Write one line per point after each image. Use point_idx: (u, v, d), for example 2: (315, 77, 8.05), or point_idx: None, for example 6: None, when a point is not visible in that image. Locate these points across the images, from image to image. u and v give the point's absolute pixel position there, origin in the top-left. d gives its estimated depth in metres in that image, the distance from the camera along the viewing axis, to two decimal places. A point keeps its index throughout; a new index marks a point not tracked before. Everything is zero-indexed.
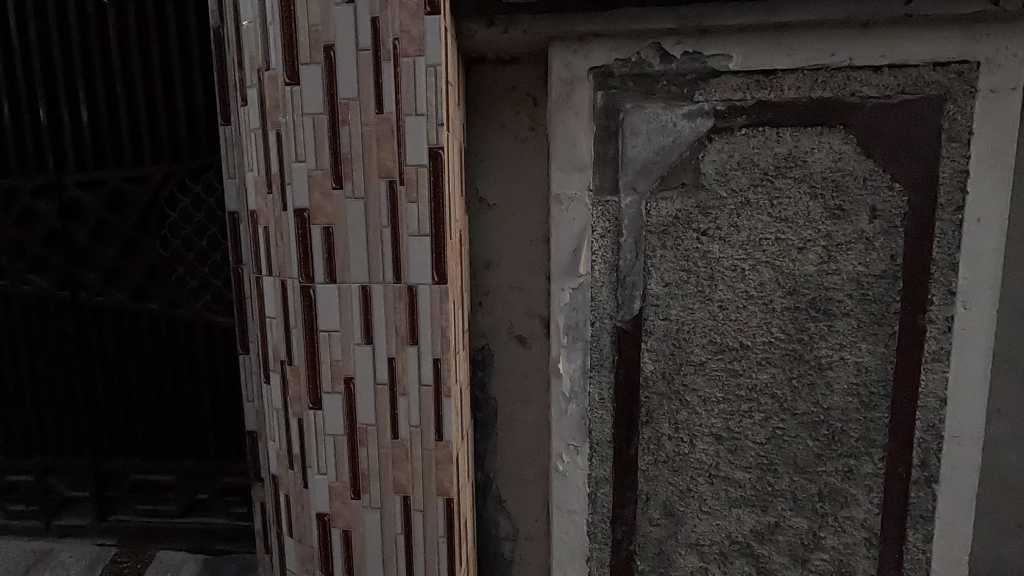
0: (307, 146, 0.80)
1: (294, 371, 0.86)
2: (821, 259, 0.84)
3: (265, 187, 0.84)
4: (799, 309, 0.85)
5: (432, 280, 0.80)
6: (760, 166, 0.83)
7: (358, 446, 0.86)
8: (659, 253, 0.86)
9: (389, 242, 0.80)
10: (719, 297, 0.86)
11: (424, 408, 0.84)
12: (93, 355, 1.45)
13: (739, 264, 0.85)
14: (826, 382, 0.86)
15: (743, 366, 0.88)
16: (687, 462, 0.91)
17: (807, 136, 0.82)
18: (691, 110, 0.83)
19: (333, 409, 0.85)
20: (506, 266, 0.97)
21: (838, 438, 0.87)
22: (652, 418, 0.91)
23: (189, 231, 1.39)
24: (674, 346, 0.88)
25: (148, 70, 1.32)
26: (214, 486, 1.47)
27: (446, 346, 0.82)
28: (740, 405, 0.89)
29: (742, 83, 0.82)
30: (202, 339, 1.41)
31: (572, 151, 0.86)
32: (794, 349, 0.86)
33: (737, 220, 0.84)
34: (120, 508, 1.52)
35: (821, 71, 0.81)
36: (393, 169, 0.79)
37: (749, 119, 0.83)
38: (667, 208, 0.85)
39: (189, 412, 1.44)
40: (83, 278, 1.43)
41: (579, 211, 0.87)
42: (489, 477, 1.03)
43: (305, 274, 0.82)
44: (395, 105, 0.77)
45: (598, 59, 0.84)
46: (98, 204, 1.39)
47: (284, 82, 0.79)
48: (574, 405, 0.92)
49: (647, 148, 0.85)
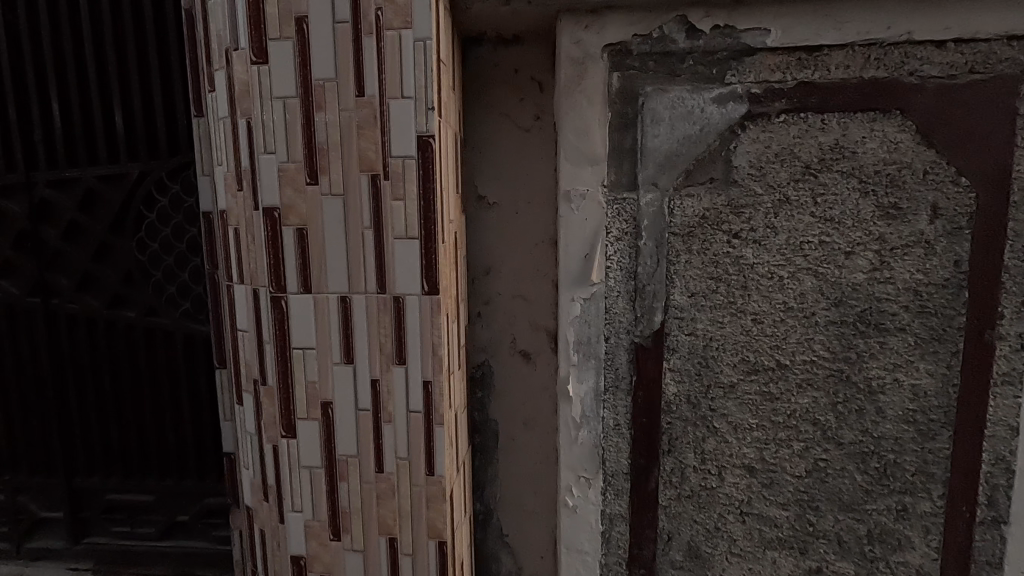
0: (278, 135, 0.69)
1: (266, 395, 0.75)
2: (872, 266, 0.72)
3: (235, 184, 0.74)
4: (846, 324, 0.74)
5: (422, 291, 0.69)
6: (802, 158, 0.72)
7: (337, 479, 0.75)
8: (685, 259, 0.75)
9: (372, 246, 0.69)
10: (752, 309, 0.75)
11: (413, 438, 0.73)
12: (66, 367, 1.35)
13: (776, 272, 0.74)
14: (877, 408, 0.75)
15: (781, 389, 0.76)
16: (715, 498, 0.79)
17: (858, 124, 0.70)
18: (721, 94, 0.72)
19: (310, 438, 0.74)
20: (509, 272, 0.86)
21: (891, 472, 0.76)
22: (675, 447, 0.79)
23: (167, 233, 1.28)
24: (701, 366, 0.77)
25: (123, 58, 1.22)
26: (195, 508, 1.36)
27: (439, 366, 0.71)
28: (777, 433, 0.77)
29: (781, 62, 0.71)
30: (181, 350, 1.30)
31: (584, 141, 0.75)
32: (840, 369, 0.75)
33: (774, 221, 0.73)
34: (95, 531, 1.41)
35: (875, 47, 0.69)
36: (376, 161, 0.68)
37: (790, 104, 0.71)
38: (694, 207, 0.74)
39: (168, 429, 1.34)
40: (55, 284, 1.33)
41: (591, 210, 0.76)
42: (489, 509, 0.92)
43: (276, 283, 0.71)
44: (378, 86, 0.66)
45: (614, 35, 0.73)
46: (71, 204, 1.29)
47: (250, 61, 0.68)
48: (586, 431, 0.81)
49: (670, 138, 0.74)
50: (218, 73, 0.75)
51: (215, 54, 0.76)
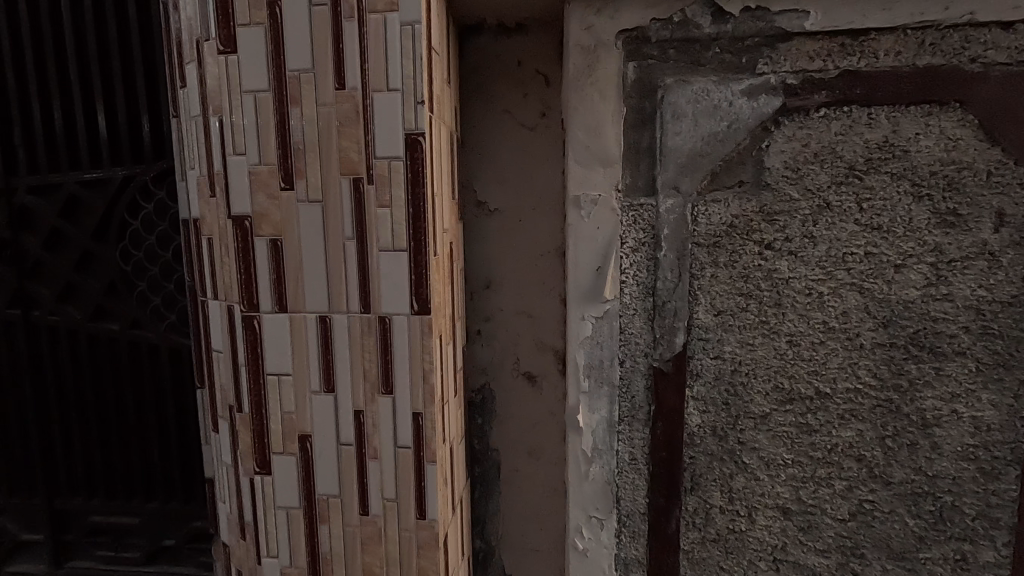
0: (249, 134, 0.61)
1: (240, 425, 0.67)
2: (926, 281, 0.63)
3: (207, 190, 0.66)
4: (896, 347, 0.65)
5: (411, 310, 0.61)
6: (845, 158, 0.63)
7: (317, 522, 0.66)
8: (710, 272, 0.66)
9: (354, 259, 0.61)
10: (787, 328, 0.66)
11: (402, 475, 0.64)
12: (48, 382, 1.25)
13: (815, 287, 0.65)
14: (932, 442, 0.65)
15: (821, 420, 0.67)
16: (744, 543, 0.70)
17: (910, 118, 0.61)
18: (752, 85, 0.64)
19: (287, 475, 0.66)
20: (512, 286, 0.78)
21: (947, 516, 0.66)
22: (699, 485, 0.70)
23: (154, 242, 1.18)
24: (728, 394, 0.68)
25: (106, 52, 1.12)
26: (181, 532, 1.25)
27: (431, 396, 0.62)
28: (815, 471, 0.68)
29: (822, 48, 0.62)
30: (167, 365, 1.20)
31: (595, 141, 0.67)
32: (888, 400, 0.65)
33: (813, 230, 0.64)
34: (77, 555, 1.30)
35: (930, 31, 0.60)
36: (359, 163, 0.60)
37: (832, 96, 0.62)
38: (720, 214, 0.65)
39: (154, 448, 1.23)
40: (36, 293, 1.23)
41: (603, 218, 0.68)
42: (491, 546, 0.83)
43: (247, 301, 0.63)
44: (360, 78, 0.58)
45: (630, 19, 0.64)
46: (54, 211, 1.19)
47: (217, 51, 0.60)
48: (597, 466, 0.72)
49: (693, 136, 0.65)
50: (189, 67, 0.67)
51: (186, 46, 0.68)
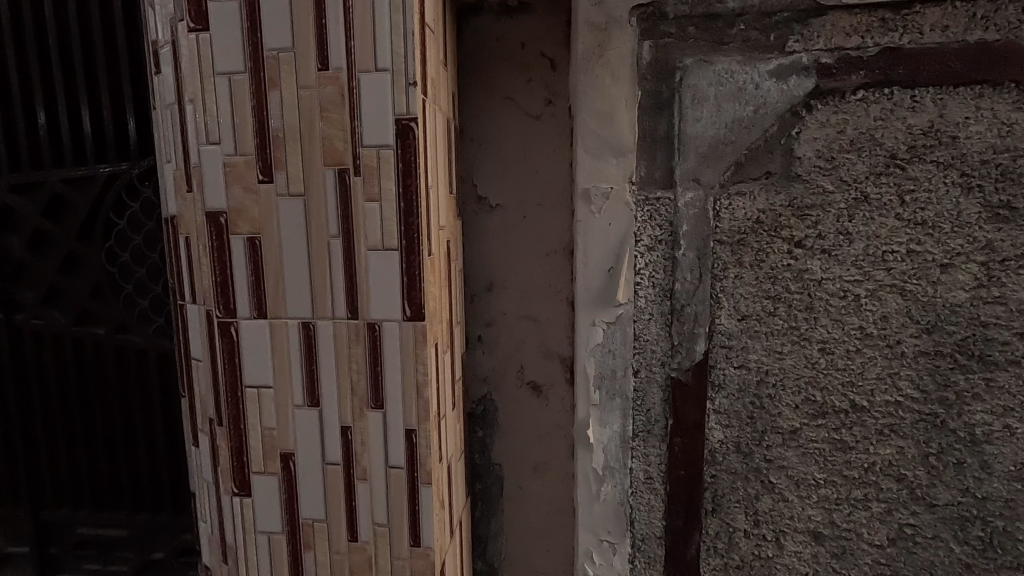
0: (224, 121, 0.55)
1: (218, 441, 0.61)
2: (975, 282, 0.57)
3: (182, 183, 0.60)
4: (941, 356, 0.58)
5: (403, 316, 0.55)
6: (885, 146, 0.56)
7: (302, 548, 0.60)
8: (734, 272, 0.60)
9: (340, 258, 0.55)
10: (819, 335, 0.60)
11: (395, 498, 0.58)
12: (31, 387, 1.16)
13: (850, 289, 0.59)
14: (981, 462, 0.59)
15: (858, 436, 0.60)
16: (772, 570, 0.64)
17: (958, 101, 0.55)
18: (782, 65, 0.57)
19: (268, 497, 0.60)
20: (514, 289, 0.72)
21: (999, 543, 0.60)
22: (721, 507, 0.64)
23: (139, 243, 1.10)
24: (753, 407, 0.62)
25: (88, 37, 1.04)
26: (172, 545, 1.17)
27: (426, 409, 0.56)
28: (850, 492, 0.61)
29: (859, 23, 0.56)
30: (154, 369, 1.12)
31: (606, 129, 0.61)
32: (932, 414, 0.59)
33: (848, 226, 0.58)
34: (63, 569, 1.21)
35: (981, 3, 0.54)
36: (345, 153, 0.54)
37: (871, 77, 0.56)
38: (745, 208, 0.59)
39: (142, 458, 1.15)
40: (17, 296, 1.14)
41: (615, 213, 0.61)
42: (494, 569, 0.77)
43: (224, 306, 0.57)
44: (346, 58, 0.52)
45: None
46: (35, 211, 1.11)
47: (188, 30, 0.54)
48: (610, 486, 0.66)
49: (715, 123, 0.59)
50: (163, 50, 0.61)
51: (161, 27, 0.62)
